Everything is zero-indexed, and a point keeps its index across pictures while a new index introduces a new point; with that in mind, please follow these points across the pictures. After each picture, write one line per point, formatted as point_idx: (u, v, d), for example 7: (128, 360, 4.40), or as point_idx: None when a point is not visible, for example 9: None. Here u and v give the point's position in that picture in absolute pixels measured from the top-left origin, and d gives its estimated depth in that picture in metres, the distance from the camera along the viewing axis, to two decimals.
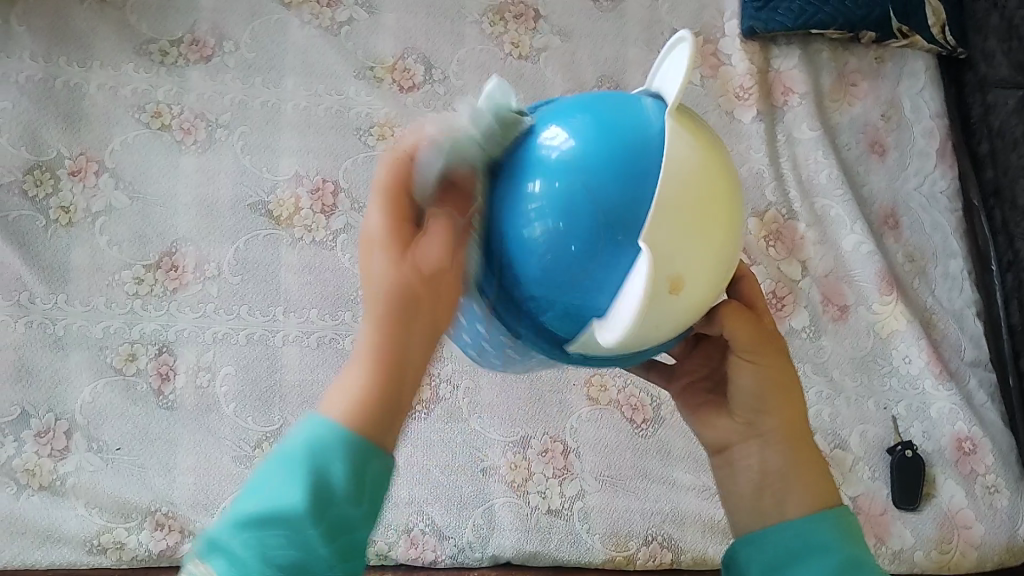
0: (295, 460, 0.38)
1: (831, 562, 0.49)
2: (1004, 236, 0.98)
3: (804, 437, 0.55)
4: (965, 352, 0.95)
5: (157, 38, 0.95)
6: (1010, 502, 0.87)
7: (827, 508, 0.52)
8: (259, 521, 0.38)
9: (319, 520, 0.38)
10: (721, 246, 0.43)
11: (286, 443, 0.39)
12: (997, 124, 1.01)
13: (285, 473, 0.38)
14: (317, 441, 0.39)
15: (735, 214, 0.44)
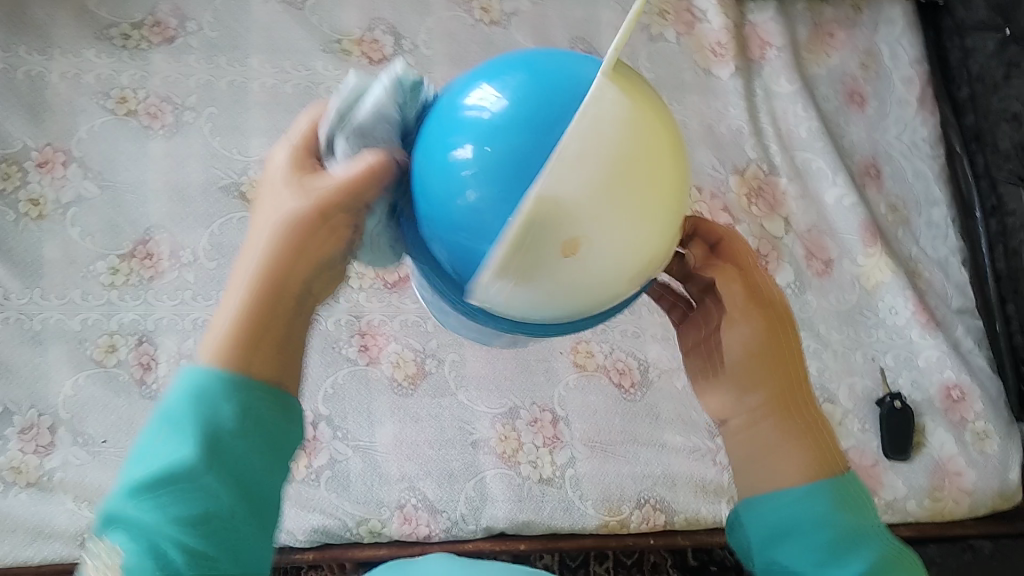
0: (177, 418, 0.39)
1: (824, 536, 0.48)
2: (987, 182, 0.98)
3: (802, 393, 0.54)
4: (951, 300, 0.94)
5: (117, 22, 0.92)
6: (999, 447, 0.87)
7: (831, 475, 0.50)
8: (148, 483, 0.38)
9: (211, 467, 0.38)
10: (641, 209, 0.40)
11: (167, 400, 0.40)
12: (976, 68, 1.00)
13: (170, 433, 0.39)
14: (201, 393, 0.39)
15: (668, 184, 0.42)
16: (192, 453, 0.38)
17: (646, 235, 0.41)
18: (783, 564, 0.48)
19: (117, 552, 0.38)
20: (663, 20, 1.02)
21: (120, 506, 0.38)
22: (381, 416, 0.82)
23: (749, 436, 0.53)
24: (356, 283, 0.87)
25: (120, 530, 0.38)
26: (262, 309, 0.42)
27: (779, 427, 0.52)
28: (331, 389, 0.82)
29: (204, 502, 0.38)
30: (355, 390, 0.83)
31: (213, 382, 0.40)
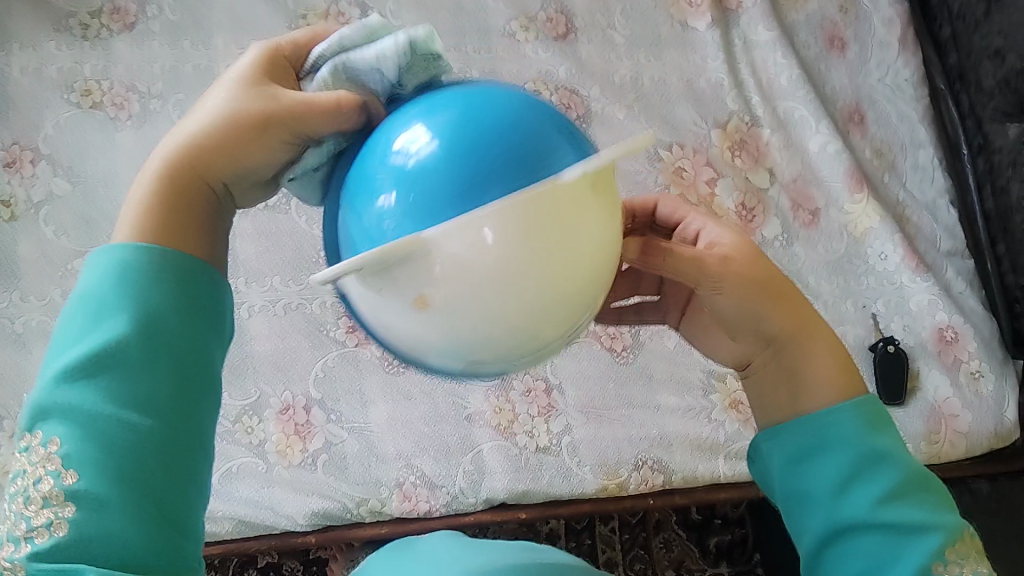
0: (100, 301, 0.41)
1: (848, 455, 0.49)
2: (973, 120, 0.93)
3: (798, 303, 0.53)
4: (941, 243, 0.94)
5: (74, 10, 0.90)
6: (996, 386, 0.86)
7: (854, 399, 0.51)
8: (80, 364, 0.40)
9: (141, 342, 0.41)
10: (531, 310, 0.38)
11: (87, 288, 0.42)
12: (956, 6, 0.95)
13: (94, 316, 0.41)
14: (122, 273, 0.41)
15: (581, 296, 0.39)
16: (120, 330, 0.40)
17: (522, 338, 0.39)
18: (809, 486, 0.50)
19: (55, 441, 0.39)
20: None
21: (55, 392, 0.40)
22: (373, 396, 0.82)
23: (782, 387, 0.53)
24: None
25: (57, 420, 0.40)
26: (178, 193, 0.44)
27: (802, 364, 0.52)
28: (321, 372, 0.82)
29: (136, 378, 0.40)
30: (345, 372, 0.82)
31: (136, 262, 0.42)
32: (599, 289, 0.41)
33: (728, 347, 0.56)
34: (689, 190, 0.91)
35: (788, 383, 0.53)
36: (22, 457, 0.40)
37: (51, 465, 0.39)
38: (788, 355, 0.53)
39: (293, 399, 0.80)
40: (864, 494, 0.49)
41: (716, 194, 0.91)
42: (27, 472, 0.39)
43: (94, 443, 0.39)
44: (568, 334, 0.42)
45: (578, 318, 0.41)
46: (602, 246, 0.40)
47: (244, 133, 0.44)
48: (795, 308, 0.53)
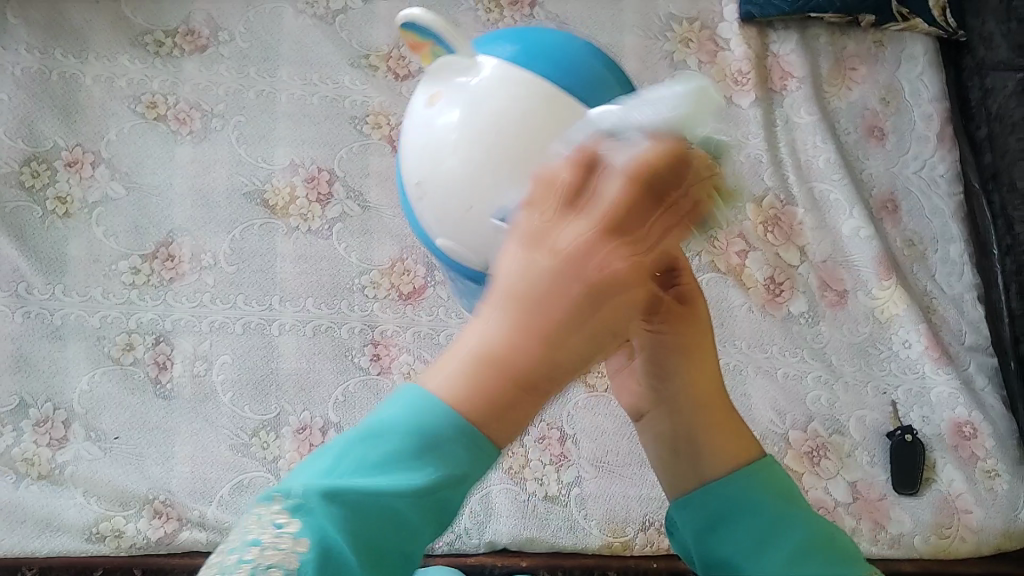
0: (399, 443, 0.37)
1: (755, 520, 0.49)
2: (1003, 221, 0.96)
3: (724, 407, 0.53)
4: (965, 336, 0.94)
5: (152, 29, 0.94)
6: (1010, 486, 0.86)
7: (750, 464, 0.51)
8: (352, 492, 0.36)
9: (428, 498, 0.37)
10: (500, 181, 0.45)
11: (382, 419, 0.37)
12: (995, 108, 0.99)
13: (399, 458, 0.37)
14: (430, 429, 0.36)
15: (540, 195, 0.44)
16: (418, 484, 0.36)
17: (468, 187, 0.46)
18: (726, 556, 0.49)
19: (301, 542, 0.35)
20: (685, 48, 1.03)
21: (315, 497, 0.35)
22: None
23: (660, 449, 0.54)
24: (371, 292, 0.86)
25: (307, 518, 0.35)
26: (482, 363, 0.36)
27: (692, 437, 0.52)
28: (342, 397, 0.81)
29: (402, 531, 0.37)
30: (367, 398, 0.82)
31: (444, 428, 0.36)
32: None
33: (626, 389, 0.56)
34: (719, 258, 0.93)
35: (670, 449, 0.53)
36: (266, 530, 0.35)
37: (286, 564, 0.35)
38: (681, 433, 0.53)
39: (312, 420, 0.80)
40: (775, 554, 0.48)
41: (745, 266, 0.93)
42: (267, 552, 0.35)
43: (334, 562, 0.35)
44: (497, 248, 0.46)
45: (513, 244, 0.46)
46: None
47: (578, 330, 0.36)
48: (716, 405, 0.53)
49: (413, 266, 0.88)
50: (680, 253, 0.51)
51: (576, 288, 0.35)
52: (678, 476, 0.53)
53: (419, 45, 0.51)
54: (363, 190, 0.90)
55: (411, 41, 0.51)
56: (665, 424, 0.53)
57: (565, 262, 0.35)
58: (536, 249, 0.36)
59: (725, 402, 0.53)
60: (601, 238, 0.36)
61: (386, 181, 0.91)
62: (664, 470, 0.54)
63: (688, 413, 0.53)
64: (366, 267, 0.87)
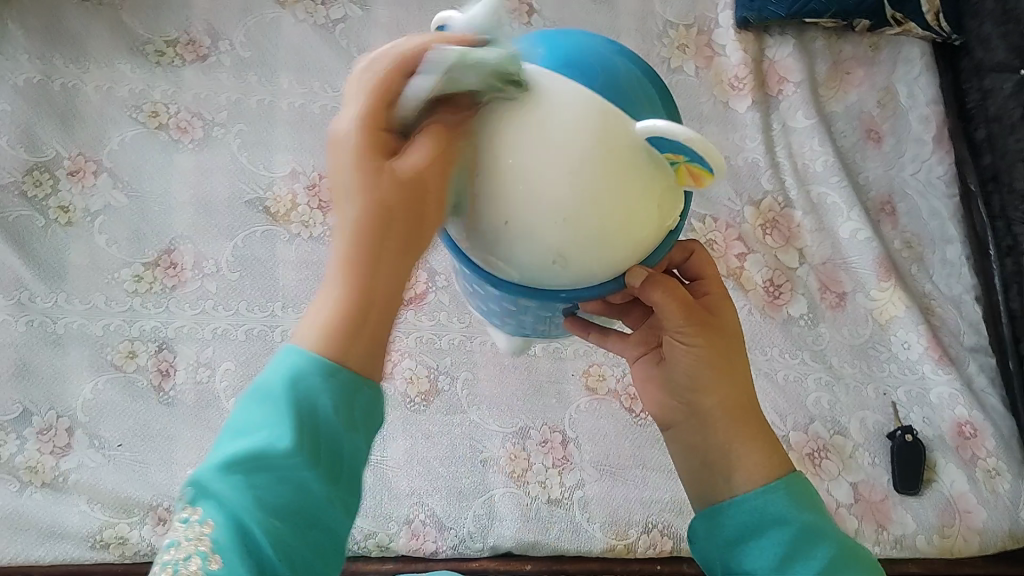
0: (274, 402, 0.39)
1: (782, 535, 0.49)
2: (1002, 222, 0.97)
3: (751, 414, 0.54)
4: (964, 337, 0.95)
5: (153, 38, 0.95)
6: (1012, 486, 0.86)
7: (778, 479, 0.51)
8: (241, 460, 0.39)
9: (314, 448, 0.39)
10: (544, 206, 0.42)
11: (264, 382, 0.40)
12: (994, 109, 0.99)
13: (273, 417, 0.39)
14: (299, 381, 0.40)
15: (587, 213, 0.42)
16: (287, 440, 0.39)
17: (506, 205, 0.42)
18: (750, 569, 0.49)
19: (208, 524, 0.38)
20: (683, 53, 1.04)
21: (214, 480, 0.38)
22: (393, 430, 0.83)
23: (692, 460, 0.55)
24: None
25: (211, 499, 0.39)
26: (354, 305, 0.41)
27: (722, 443, 0.53)
28: None
29: (301, 488, 0.39)
30: None
31: (310, 376, 0.40)
32: (602, 259, 0.44)
33: (658, 405, 0.57)
34: (718, 261, 0.93)
35: (699, 457, 0.54)
36: (180, 529, 0.39)
37: (200, 545, 0.38)
38: (712, 441, 0.54)
39: None
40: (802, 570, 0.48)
41: (746, 269, 0.93)
42: (179, 546, 0.38)
43: (246, 539, 0.38)
44: (533, 262, 0.44)
45: (553, 257, 0.43)
46: (637, 221, 0.43)
47: (396, 262, 0.41)
48: (744, 413, 0.54)
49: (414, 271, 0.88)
50: (705, 265, 0.59)
51: (394, 211, 0.39)
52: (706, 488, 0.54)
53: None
54: None
55: (446, 39, 0.47)
56: (697, 434, 0.54)
57: (373, 223, 0.39)
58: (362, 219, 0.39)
59: (754, 414, 0.55)
60: (383, 170, 0.39)
61: None
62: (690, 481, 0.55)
63: (717, 421, 0.54)
64: None
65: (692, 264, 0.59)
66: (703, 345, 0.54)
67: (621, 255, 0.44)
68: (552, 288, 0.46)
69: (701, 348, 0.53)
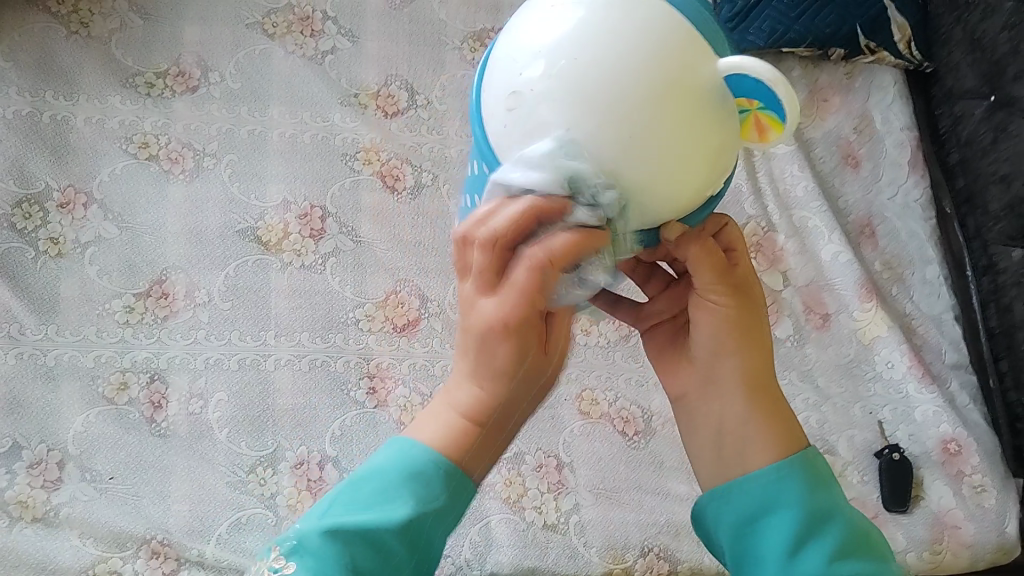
0: (388, 480, 0.49)
1: (796, 515, 0.52)
2: (978, 242, 1.00)
3: (770, 393, 0.56)
4: (946, 355, 0.97)
5: (143, 71, 0.96)
6: (998, 501, 0.88)
7: (791, 460, 0.54)
8: (349, 527, 0.48)
9: (409, 530, 0.48)
10: (605, 140, 0.43)
11: (378, 463, 0.50)
12: (966, 134, 1.02)
13: (385, 494, 0.49)
14: (419, 470, 0.49)
15: (642, 149, 0.44)
16: (399, 516, 0.48)
17: (570, 136, 0.44)
18: (762, 550, 0.52)
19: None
20: None
21: (316, 536, 0.48)
22: None
23: (707, 431, 0.56)
24: (366, 325, 0.87)
25: (307, 555, 0.47)
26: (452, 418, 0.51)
27: (742, 417, 0.55)
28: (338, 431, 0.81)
29: (387, 558, 0.48)
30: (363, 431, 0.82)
31: (427, 465, 0.50)
32: (649, 202, 0.45)
33: (676, 370, 0.58)
34: None
35: (715, 430, 0.56)
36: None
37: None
38: (730, 412, 0.55)
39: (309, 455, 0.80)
40: (812, 556, 0.51)
41: None
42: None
43: None
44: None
45: (601, 188, 0.45)
46: (686, 161, 0.45)
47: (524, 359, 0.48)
48: (763, 390, 0.56)
49: (407, 298, 0.89)
50: (737, 238, 0.55)
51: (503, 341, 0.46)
52: (721, 466, 0.55)
53: None
54: (356, 225, 0.91)
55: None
56: (717, 404, 0.56)
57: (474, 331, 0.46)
58: (475, 343, 0.47)
59: (772, 395, 0.56)
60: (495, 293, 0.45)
61: (379, 216, 0.92)
62: (702, 458, 0.57)
63: (736, 393, 0.55)
64: (361, 301, 0.88)
65: (724, 235, 0.55)
66: (731, 315, 0.54)
67: (666, 197, 0.45)
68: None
69: (728, 316, 0.54)
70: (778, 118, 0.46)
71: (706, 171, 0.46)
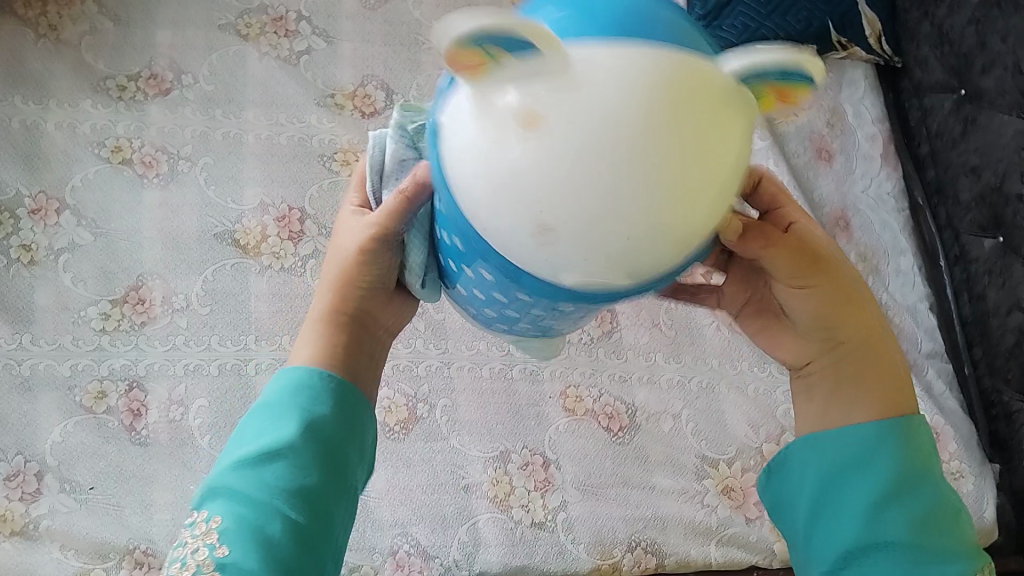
0: (280, 406, 0.50)
1: (886, 474, 0.53)
2: (950, 232, 1.02)
3: (875, 354, 0.58)
4: (922, 344, 0.98)
5: (114, 74, 0.94)
6: (975, 485, 0.90)
7: (896, 419, 0.55)
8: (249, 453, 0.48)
9: (307, 439, 0.49)
10: (652, 203, 0.36)
11: (269, 397, 0.51)
12: (935, 126, 1.04)
13: (275, 419, 0.49)
14: (301, 386, 0.51)
15: (690, 195, 0.37)
16: (293, 431, 0.48)
17: (622, 220, 0.36)
18: (844, 499, 0.53)
19: (217, 518, 0.46)
20: None
21: (226, 474, 0.48)
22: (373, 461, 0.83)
23: (821, 395, 0.58)
24: None
25: (222, 498, 0.47)
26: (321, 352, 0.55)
27: (851, 378, 0.57)
28: None
29: (298, 474, 0.47)
30: None
31: (306, 378, 0.52)
32: (696, 242, 0.39)
33: (789, 345, 0.61)
34: None
35: (829, 392, 0.58)
36: (188, 532, 0.47)
37: (209, 538, 0.45)
38: (847, 376, 0.57)
39: None
40: (895, 514, 0.52)
41: None
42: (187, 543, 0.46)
43: (259, 523, 0.45)
44: (663, 256, 0.38)
45: (678, 245, 0.38)
46: (722, 190, 0.39)
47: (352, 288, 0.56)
48: (875, 355, 0.58)
49: None
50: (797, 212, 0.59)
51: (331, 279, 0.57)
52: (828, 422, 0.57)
53: (478, 61, 0.36)
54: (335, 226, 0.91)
55: (452, 57, 0.36)
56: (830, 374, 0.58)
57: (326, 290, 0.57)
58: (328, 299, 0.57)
59: (879, 357, 0.58)
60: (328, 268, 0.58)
61: None
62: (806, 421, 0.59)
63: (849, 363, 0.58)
64: None
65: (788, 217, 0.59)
66: (829, 289, 0.58)
67: (712, 227, 0.39)
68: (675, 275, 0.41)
69: (823, 291, 0.58)
70: (804, 89, 0.40)
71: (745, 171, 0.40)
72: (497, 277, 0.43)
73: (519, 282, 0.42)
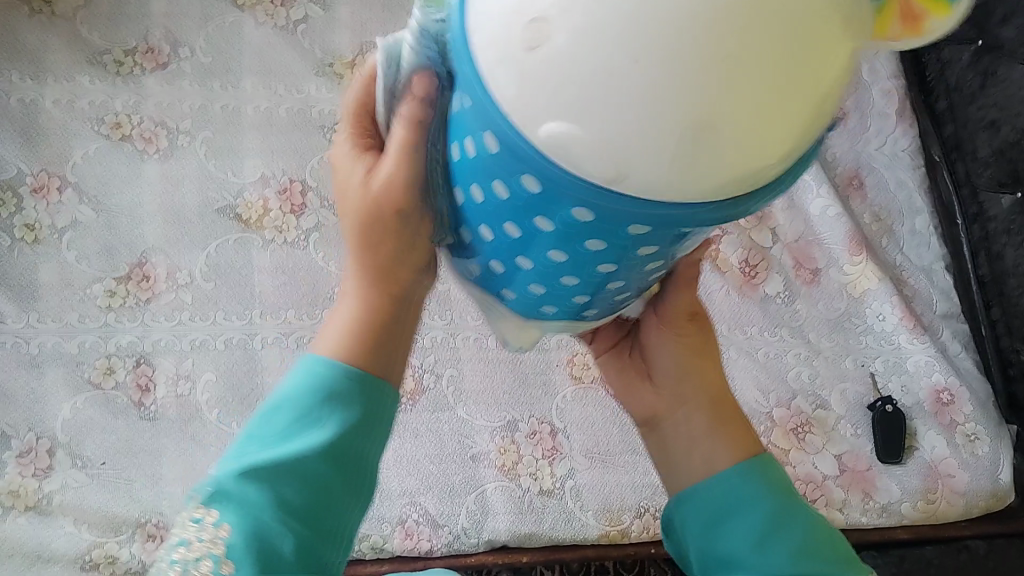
0: (301, 407, 0.43)
1: (759, 517, 0.48)
2: (968, 189, 0.98)
3: (731, 412, 0.54)
4: (936, 305, 0.98)
5: (110, 48, 0.93)
6: (991, 448, 0.89)
7: (757, 458, 0.51)
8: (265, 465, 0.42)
9: (331, 454, 0.42)
10: (681, 61, 0.27)
11: (285, 390, 0.44)
12: (954, 79, 1.00)
13: (298, 422, 0.43)
14: (327, 388, 0.44)
15: (740, 65, 0.27)
16: (316, 444, 0.42)
17: (629, 74, 0.27)
18: (724, 552, 0.49)
19: (223, 529, 0.41)
20: None
21: (232, 483, 0.41)
22: None
23: (674, 452, 0.54)
24: None
25: (229, 506, 0.41)
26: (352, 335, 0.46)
27: (705, 436, 0.53)
28: None
29: (317, 487, 0.42)
30: None
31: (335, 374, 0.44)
32: (732, 150, 0.29)
33: (644, 396, 0.57)
34: None
35: (679, 445, 0.54)
36: (191, 529, 0.41)
37: (214, 549, 0.40)
38: (693, 431, 0.54)
39: None
40: (776, 552, 0.48)
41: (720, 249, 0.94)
42: (191, 547, 0.41)
43: (267, 546, 0.40)
44: (657, 152, 0.29)
45: (698, 137, 0.28)
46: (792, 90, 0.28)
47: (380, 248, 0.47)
48: (725, 406, 0.55)
49: None
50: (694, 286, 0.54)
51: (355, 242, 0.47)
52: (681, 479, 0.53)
53: None
54: None
55: None
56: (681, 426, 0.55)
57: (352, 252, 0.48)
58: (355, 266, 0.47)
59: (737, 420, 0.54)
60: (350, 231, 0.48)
61: None
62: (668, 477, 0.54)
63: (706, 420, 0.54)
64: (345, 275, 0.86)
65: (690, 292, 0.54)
66: (690, 338, 0.55)
67: (759, 140, 0.29)
68: (665, 204, 0.31)
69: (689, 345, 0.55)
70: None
71: (841, 87, 0.30)
72: (479, 141, 0.33)
73: (498, 142, 0.32)
